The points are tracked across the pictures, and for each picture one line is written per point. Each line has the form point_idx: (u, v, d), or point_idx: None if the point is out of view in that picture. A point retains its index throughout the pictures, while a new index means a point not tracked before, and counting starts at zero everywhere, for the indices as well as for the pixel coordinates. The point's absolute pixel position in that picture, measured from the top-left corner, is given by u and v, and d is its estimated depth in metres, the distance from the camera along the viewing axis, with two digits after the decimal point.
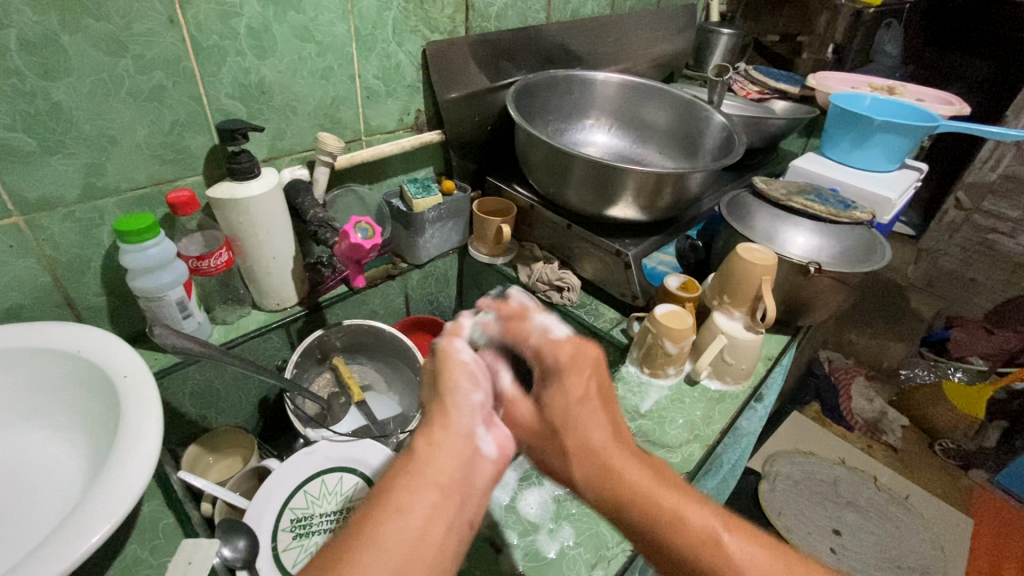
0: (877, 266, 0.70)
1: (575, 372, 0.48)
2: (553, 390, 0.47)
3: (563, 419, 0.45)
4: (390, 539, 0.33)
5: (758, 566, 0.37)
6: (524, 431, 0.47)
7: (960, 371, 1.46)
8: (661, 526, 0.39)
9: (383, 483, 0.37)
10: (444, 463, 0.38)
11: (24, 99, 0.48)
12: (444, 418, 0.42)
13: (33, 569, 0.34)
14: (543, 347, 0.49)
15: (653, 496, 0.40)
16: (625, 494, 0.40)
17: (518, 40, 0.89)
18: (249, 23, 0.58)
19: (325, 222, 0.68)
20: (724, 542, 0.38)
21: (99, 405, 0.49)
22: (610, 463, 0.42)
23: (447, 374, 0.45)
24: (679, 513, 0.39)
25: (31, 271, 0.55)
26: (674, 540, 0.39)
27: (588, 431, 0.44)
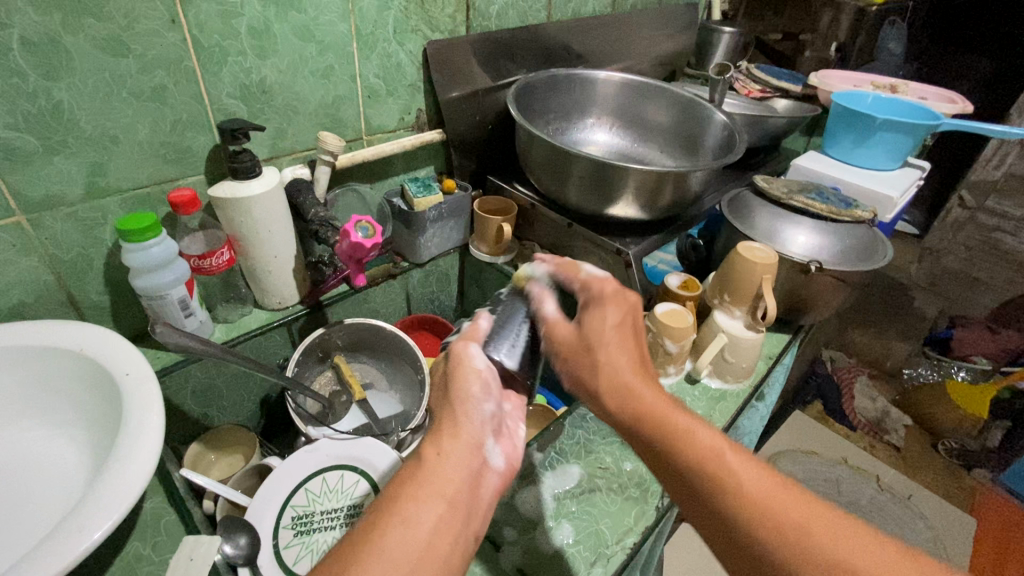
0: (878, 265, 0.70)
1: (608, 304, 0.52)
2: (594, 314, 0.51)
3: (597, 339, 0.49)
4: (395, 550, 0.34)
5: (757, 484, 0.40)
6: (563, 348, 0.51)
7: (963, 370, 1.45)
8: (669, 440, 0.44)
9: (392, 492, 0.38)
10: (453, 474, 0.39)
11: (25, 99, 0.48)
12: (454, 427, 0.43)
13: (36, 565, 0.35)
14: (591, 281, 0.55)
15: (666, 416, 0.45)
16: (641, 414, 0.46)
17: (519, 40, 0.89)
18: (250, 23, 0.58)
19: (326, 221, 0.69)
20: (726, 460, 0.41)
21: (101, 403, 0.49)
22: (632, 387, 0.47)
23: (460, 382, 0.45)
24: (688, 433, 0.43)
25: (34, 270, 0.55)
26: (679, 450, 0.43)
27: (614, 355, 0.49)
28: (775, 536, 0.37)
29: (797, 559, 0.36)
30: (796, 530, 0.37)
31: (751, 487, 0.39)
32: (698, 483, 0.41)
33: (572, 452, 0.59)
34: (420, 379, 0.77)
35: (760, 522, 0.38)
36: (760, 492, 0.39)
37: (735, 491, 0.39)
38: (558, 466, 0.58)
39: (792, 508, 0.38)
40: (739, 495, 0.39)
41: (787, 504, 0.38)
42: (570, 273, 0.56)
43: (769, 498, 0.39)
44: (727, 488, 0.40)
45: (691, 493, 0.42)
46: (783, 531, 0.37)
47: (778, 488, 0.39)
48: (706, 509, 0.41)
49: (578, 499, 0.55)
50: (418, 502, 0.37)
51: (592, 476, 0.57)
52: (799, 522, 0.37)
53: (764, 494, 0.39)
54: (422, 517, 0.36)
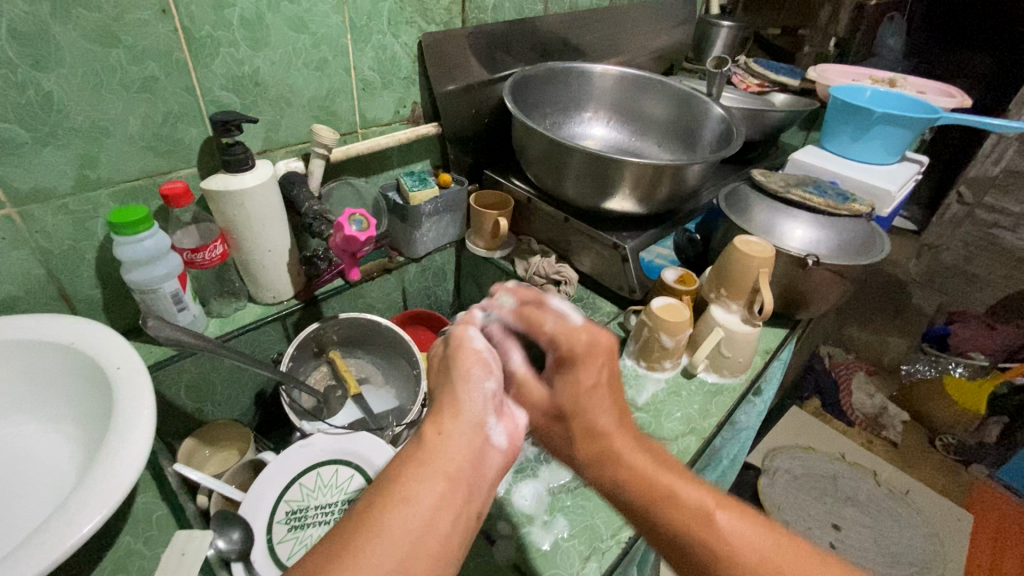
0: (876, 258, 0.69)
1: (581, 367, 0.47)
2: (567, 378, 0.47)
3: (571, 405, 0.46)
4: (396, 528, 0.33)
5: (752, 545, 0.38)
6: (536, 413, 0.49)
7: (961, 366, 1.43)
8: (655, 504, 0.41)
9: (390, 473, 0.37)
10: (451, 452, 0.38)
11: (14, 90, 0.47)
12: (454, 407, 0.42)
13: (22, 561, 0.34)
14: (558, 334, 0.49)
15: (649, 478, 0.42)
16: (624, 475, 0.42)
17: (516, 32, 0.88)
18: (242, 13, 0.58)
19: (321, 214, 0.68)
20: (716, 519, 0.39)
21: (92, 396, 0.49)
22: (612, 447, 0.44)
23: (460, 361, 0.44)
24: (675, 494, 0.41)
25: (25, 263, 0.55)
26: (667, 518, 0.40)
27: (590, 416, 0.45)
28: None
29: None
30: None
31: (746, 552, 0.37)
32: (686, 547, 0.39)
33: None
34: (415, 374, 0.76)
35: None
36: (756, 559, 0.37)
37: (719, 553, 0.38)
38: (553, 460, 0.57)
39: (791, 567, 0.36)
40: (732, 561, 0.37)
41: (784, 567, 0.36)
42: (538, 319, 0.50)
43: (764, 566, 0.37)
44: (719, 553, 0.38)
45: (682, 557, 0.40)
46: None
47: (776, 550, 0.37)
48: (699, 574, 0.39)
49: (573, 493, 0.55)
50: (417, 480, 0.36)
51: None
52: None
53: (760, 559, 0.37)
54: (422, 494, 0.35)
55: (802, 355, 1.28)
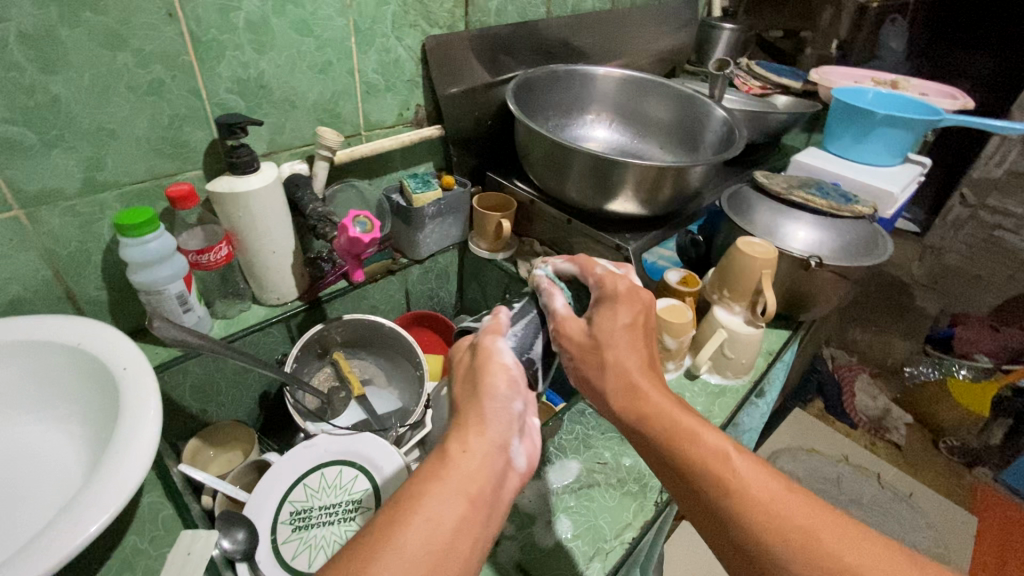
0: (879, 259, 0.69)
1: (619, 304, 0.51)
2: (605, 311, 0.51)
3: (608, 337, 0.49)
4: (414, 548, 0.33)
5: (765, 486, 0.39)
6: (571, 347, 0.51)
7: (965, 367, 1.41)
8: (675, 441, 0.43)
9: (413, 487, 0.37)
10: (475, 472, 0.38)
11: (23, 93, 0.48)
12: (479, 425, 0.41)
13: (31, 560, 0.35)
14: (604, 278, 0.55)
15: (672, 417, 0.44)
16: (645, 413, 0.45)
17: (519, 35, 0.89)
18: (248, 17, 0.58)
19: (325, 216, 0.69)
20: (734, 460, 0.41)
21: (98, 397, 0.49)
22: (638, 387, 0.46)
23: (486, 379, 0.44)
24: (694, 434, 0.43)
25: (32, 265, 0.55)
26: (687, 451, 0.42)
27: (619, 357, 0.48)
28: (778, 538, 0.37)
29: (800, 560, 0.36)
30: (800, 533, 0.37)
31: (758, 491, 0.39)
32: (699, 481, 0.41)
33: (570, 447, 0.59)
34: (418, 375, 0.76)
35: (765, 524, 0.38)
36: (767, 494, 0.39)
37: (731, 487, 0.40)
38: (557, 461, 0.57)
39: (798, 511, 0.38)
40: (743, 498, 0.39)
41: (793, 508, 0.38)
42: (588, 269, 0.56)
43: (773, 503, 0.38)
44: (731, 490, 0.39)
45: (692, 491, 0.42)
46: (788, 535, 0.37)
47: (785, 494, 0.39)
48: (709, 509, 0.41)
49: (576, 494, 0.55)
50: (440, 498, 0.36)
51: (591, 471, 0.57)
52: (806, 527, 0.37)
53: (771, 500, 0.39)
54: (445, 514, 0.35)
55: (805, 357, 1.28)
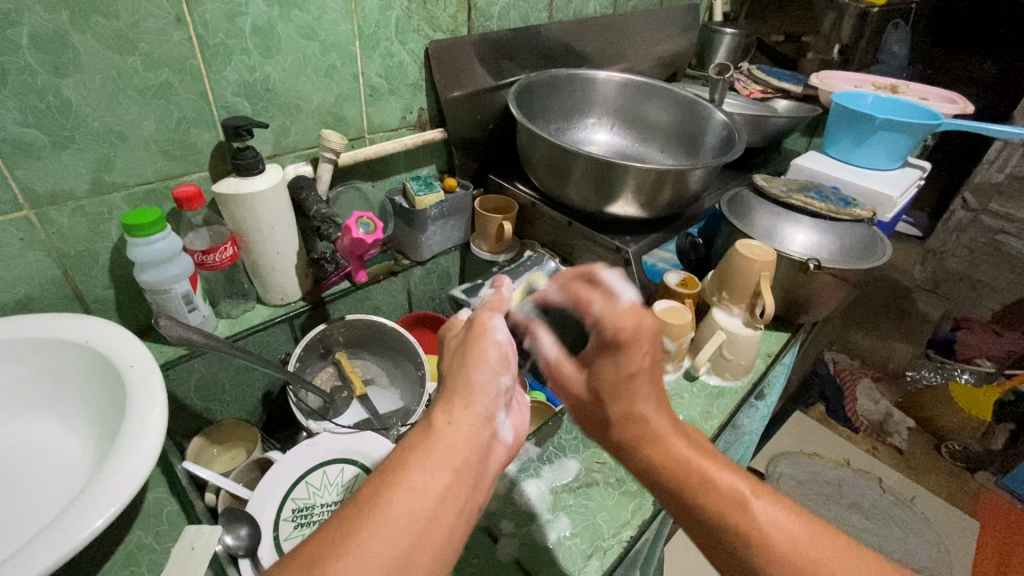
0: (877, 263, 0.70)
1: (621, 356, 0.44)
2: (609, 360, 0.45)
3: (614, 388, 0.45)
4: (401, 517, 0.34)
5: (785, 532, 0.39)
6: (569, 392, 0.49)
7: (967, 372, 1.43)
8: (692, 490, 0.42)
9: (400, 458, 0.37)
10: (460, 443, 0.39)
11: (34, 96, 0.49)
12: (466, 395, 0.42)
13: (42, 550, 0.36)
14: (605, 315, 0.45)
15: (685, 463, 0.43)
16: (657, 457, 0.44)
17: (521, 39, 0.90)
18: (254, 22, 0.59)
19: (328, 218, 0.70)
20: (753, 506, 0.40)
21: (105, 395, 0.50)
22: (649, 435, 0.44)
23: (478, 348, 0.44)
24: (711, 479, 0.42)
25: (42, 263, 0.56)
26: (704, 502, 0.41)
27: (625, 409, 0.45)
28: None
29: None
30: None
31: (780, 540, 0.39)
32: (718, 532, 0.41)
33: (569, 446, 0.59)
34: (420, 376, 0.77)
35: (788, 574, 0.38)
36: (790, 545, 0.39)
37: (752, 538, 0.39)
38: (556, 460, 0.58)
39: (825, 559, 0.38)
40: (769, 549, 0.39)
41: (816, 556, 0.38)
42: (585, 304, 0.47)
43: (796, 552, 0.38)
44: (755, 539, 0.39)
45: (713, 541, 0.41)
46: None
47: (811, 543, 0.39)
48: (724, 554, 0.41)
49: (575, 493, 0.55)
50: (426, 467, 0.37)
51: (590, 470, 0.57)
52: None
53: (795, 548, 0.39)
54: (430, 482, 0.36)
55: (806, 361, 1.29)
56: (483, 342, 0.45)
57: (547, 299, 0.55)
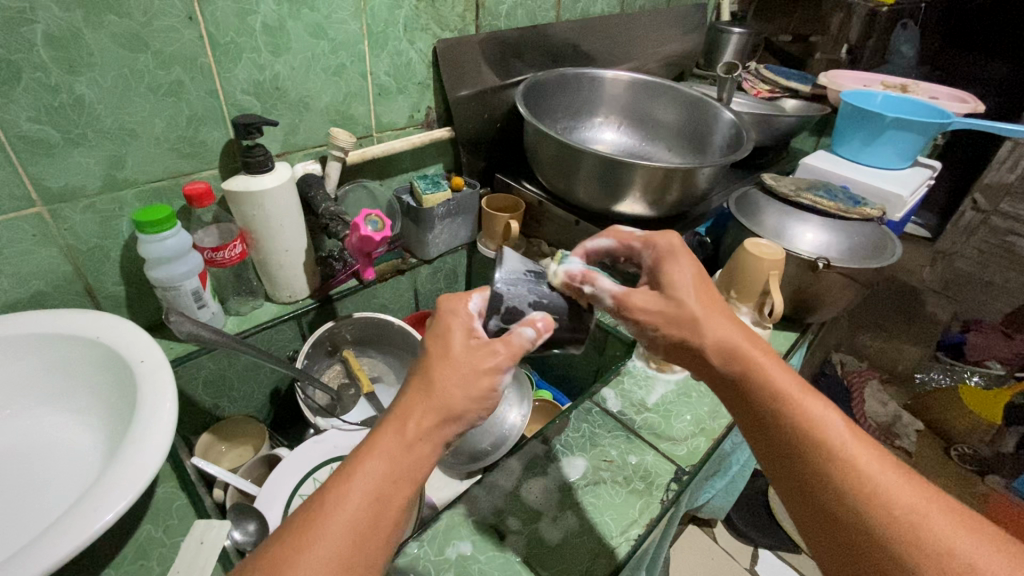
0: (888, 262, 0.69)
1: (678, 260, 0.49)
2: (672, 270, 0.48)
3: (692, 297, 0.46)
4: (353, 531, 0.32)
5: (871, 457, 0.36)
6: (649, 317, 0.47)
7: (977, 374, 1.47)
8: (777, 405, 0.40)
9: (360, 465, 0.34)
10: (425, 455, 0.36)
11: (48, 93, 0.50)
12: (445, 408, 0.37)
13: (53, 544, 0.36)
14: (651, 237, 0.52)
15: (772, 379, 0.41)
16: (747, 369, 0.43)
17: (529, 38, 0.90)
18: (264, 20, 0.60)
19: (338, 215, 0.70)
20: (835, 426, 0.38)
21: (116, 390, 0.50)
22: (741, 349, 0.43)
23: (470, 370, 0.38)
24: (794, 400, 0.40)
25: (53, 260, 0.57)
26: (785, 414, 0.40)
27: (712, 329, 0.45)
28: (880, 514, 0.34)
29: (904, 542, 0.33)
30: (908, 513, 0.34)
31: (864, 465, 0.36)
32: (797, 442, 0.39)
33: (577, 444, 0.59)
34: None
35: (867, 496, 0.35)
36: (874, 470, 0.36)
37: (834, 454, 0.37)
38: (563, 458, 0.57)
39: (908, 491, 0.35)
40: (850, 471, 0.36)
41: (900, 485, 0.35)
42: (625, 238, 0.54)
43: (880, 476, 0.36)
44: (833, 456, 0.37)
45: (789, 454, 0.39)
46: (893, 515, 0.34)
47: (894, 472, 0.36)
48: (797, 469, 0.38)
49: (583, 491, 0.54)
50: (388, 477, 0.34)
51: (598, 469, 0.57)
52: (916, 507, 0.34)
53: (878, 471, 0.36)
54: (391, 494, 0.34)
55: (814, 362, 1.28)
56: (481, 374, 0.38)
57: (583, 283, 0.48)
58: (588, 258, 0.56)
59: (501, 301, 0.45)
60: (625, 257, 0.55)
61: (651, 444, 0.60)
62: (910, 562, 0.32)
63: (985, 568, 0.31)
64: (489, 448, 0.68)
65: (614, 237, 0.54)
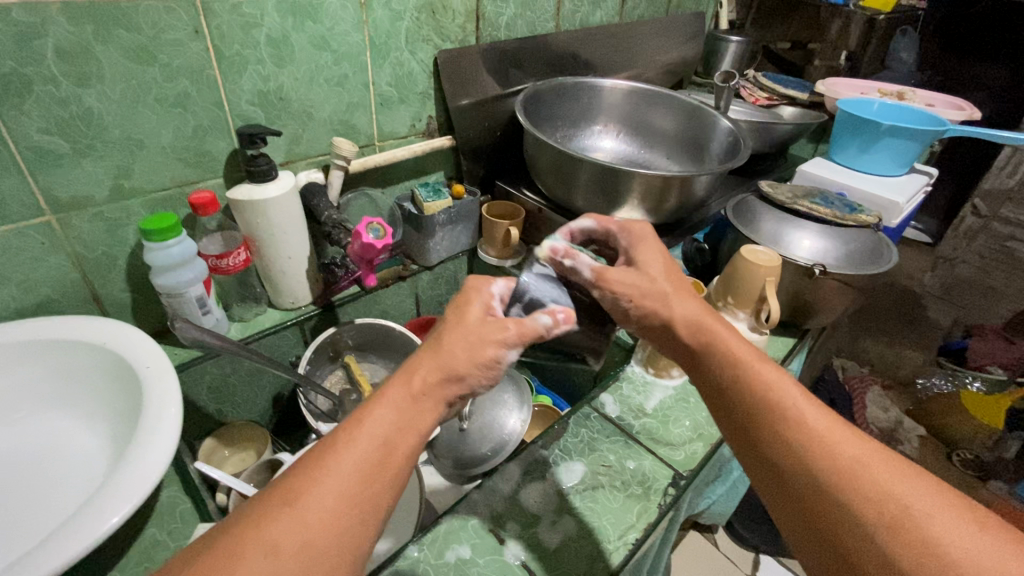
0: (882, 268, 0.70)
1: (650, 244, 0.53)
2: (644, 253, 0.51)
3: (660, 274, 0.49)
4: (360, 473, 0.32)
5: (819, 416, 0.38)
6: (625, 289, 0.47)
7: (978, 380, 1.41)
8: (733, 371, 0.42)
9: (369, 411, 0.35)
10: (428, 410, 0.37)
11: (58, 105, 0.51)
12: (450, 367, 0.38)
13: (62, 544, 0.36)
14: (626, 225, 0.56)
15: (731, 348, 0.43)
16: (709, 340, 0.45)
17: (529, 48, 0.91)
18: (269, 33, 0.61)
19: (339, 223, 0.71)
20: (786, 388, 0.40)
21: (122, 395, 0.51)
22: (703, 322, 0.46)
23: (479, 335, 0.40)
24: (749, 366, 0.42)
25: (62, 267, 0.58)
26: (740, 377, 0.42)
27: (681, 305, 0.47)
28: (824, 465, 0.35)
29: (844, 489, 0.34)
30: (851, 462, 0.35)
31: (810, 421, 0.38)
32: (751, 404, 0.40)
33: (575, 449, 0.59)
34: None
35: (810, 448, 0.36)
36: (821, 426, 0.37)
37: (784, 413, 0.38)
38: (562, 463, 0.58)
39: (850, 444, 0.36)
40: (798, 428, 0.37)
41: (844, 439, 0.36)
42: (606, 220, 0.57)
43: (826, 431, 0.37)
44: (783, 415, 0.38)
45: (743, 416, 0.40)
46: (836, 466, 0.35)
47: (841, 429, 0.37)
48: (749, 430, 0.40)
49: (580, 495, 0.55)
50: (396, 426, 0.35)
51: (596, 473, 0.57)
52: (858, 458, 0.35)
53: (823, 427, 0.37)
54: (398, 443, 0.35)
55: (814, 367, 1.28)
56: (487, 342, 0.40)
57: (564, 259, 0.48)
58: (571, 239, 0.57)
59: (527, 293, 0.45)
60: (604, 243, 0.58)
61: (649, 449, 0.61)
62: (851, 508, 0.33)
63: (920, 511, 0.32)
64: (489, 453, 0.68)
65: (597, 220, 0.58)
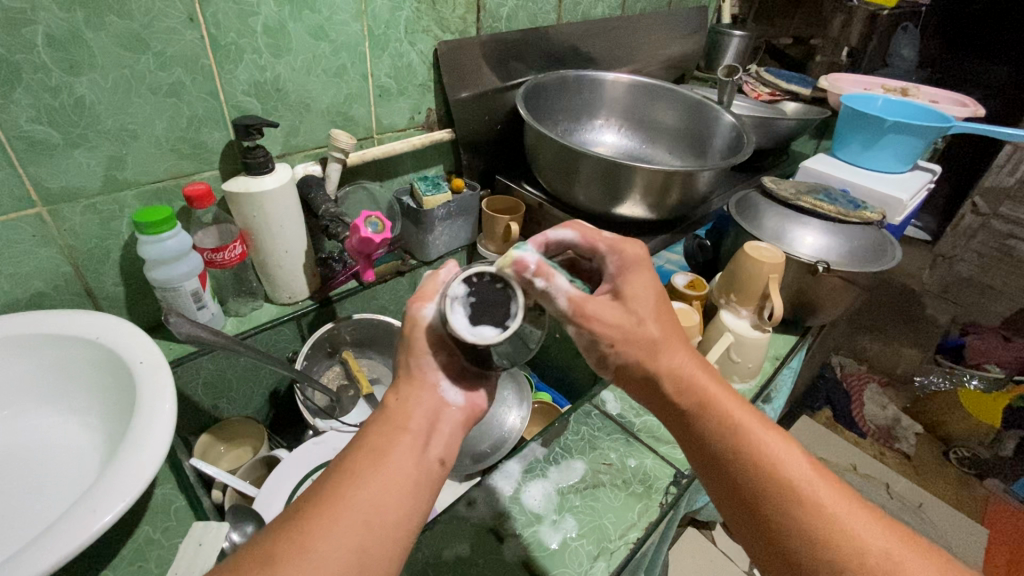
0: (887, 266, 0.69)
1: (642, 272, 0.48)
2: (632, 279, 0.47)
3: (649, 312, 0.46)
4: (362, 483, 0.35)
5: (824, 491, 0.38)
6: (608, 327, 0.44)
7: (977, 379, 1.44)
8: (732, 439, 0.41)
9: (361, 434, 0.39)
10: (408, 411, 0.41)
11: (48, 93, 0.50)
12: (409, 375, 0.43)
13: (53, 544, 0.36)
14: (615, 244, 0.50)
15: (727, 411, 0.42)
16: (701, 400, 0.43)
17: (529, 39, 0.90)
18: (265, 22, 0.60)
19: (337, 216, 0.70)
20: (783, 458, 0.39)
21: (115, 391, 0.50)
22: (693, 379, 0.44)
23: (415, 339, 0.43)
24: (747, 434, 0.41)
25: (54, 260, 0.57)
26: (739, 447, 0.40)
27: (667, 355, 0.45)
28: (839, 548, 0.36)
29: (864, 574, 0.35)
30: (863, 543, 0.36)
31: (816, 497, 0.38)
32: (754, 475, 0.39)
33: (576, 447, 0.59)
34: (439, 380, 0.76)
35: (823, 529, 0.36)
36: (826, 500, 0.38)
37: (789, 486, 0.38)
38: (561, 461, 0.57)
39: (856, 522, 0.37)
40: (807, 507, 0.37)
41: (850, 516, 0.37)
42: (593, 237, 0.51)
43: (831, 505, 0.37)
44: (789, 490, 0.38)
45: (745, 488, 0.39)
46: (849, 548, 0.36)
47: (847, 504, 0.38)
48: (751, 505, 0.39)
49: (581, 494, 0.54)
50: (381, 434, 0.39)
51: (596, 471, 0.57)
52: (867, 537, 0.36)
53: (829, 503, 0.37)
54: (388, 446, 0.38)
55: (812, 364, 1.27)
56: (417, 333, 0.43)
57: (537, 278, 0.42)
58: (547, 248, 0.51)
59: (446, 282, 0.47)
60: (584, 257, 0.52)
61: (650, 447, 0.60)
62: None
63: None
64: (489, 450, 0.68)
65: (582, 234, 0.52)
